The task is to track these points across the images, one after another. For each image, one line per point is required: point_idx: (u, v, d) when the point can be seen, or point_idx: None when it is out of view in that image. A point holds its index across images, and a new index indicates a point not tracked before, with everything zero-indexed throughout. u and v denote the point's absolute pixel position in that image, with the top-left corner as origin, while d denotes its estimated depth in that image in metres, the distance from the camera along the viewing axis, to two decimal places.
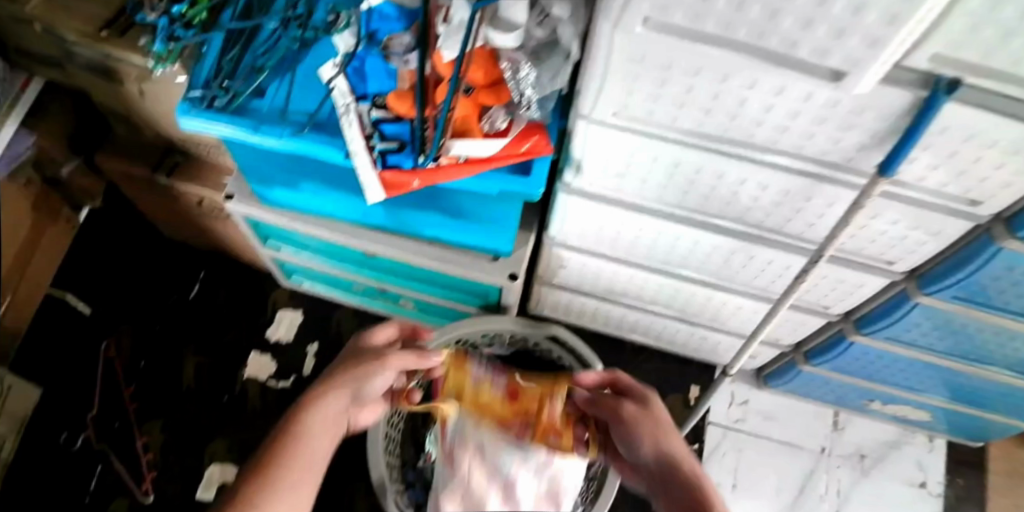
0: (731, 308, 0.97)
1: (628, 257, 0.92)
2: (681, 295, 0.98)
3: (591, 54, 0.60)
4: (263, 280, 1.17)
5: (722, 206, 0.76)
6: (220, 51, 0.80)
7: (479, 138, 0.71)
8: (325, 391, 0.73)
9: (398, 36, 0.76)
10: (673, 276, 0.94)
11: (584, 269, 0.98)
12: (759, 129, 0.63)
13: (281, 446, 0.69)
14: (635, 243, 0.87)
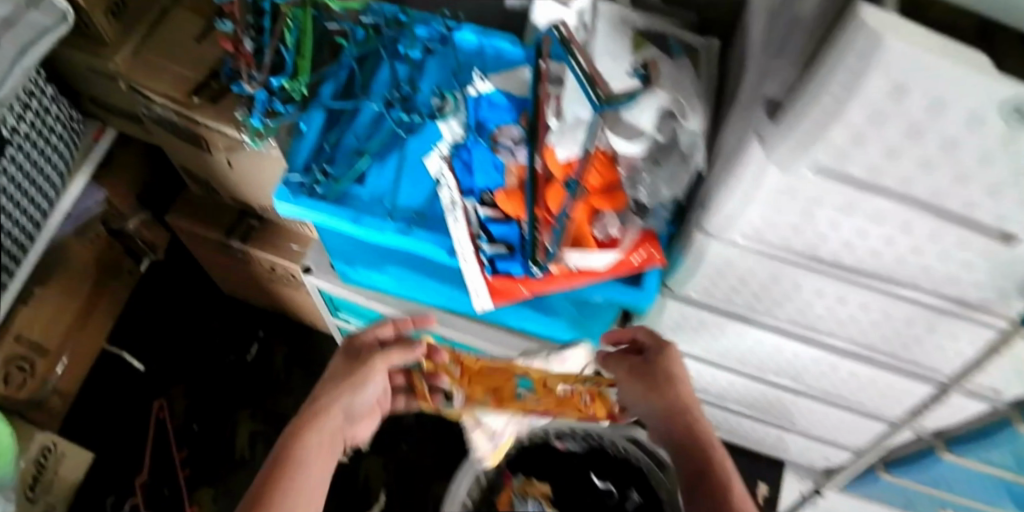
0: (817, 414, 0.93)
1: (719, 360, 0.88)
2: (765, 399, 0.94)
3: (735, 176, 0.58)
4: (322, 344, 1.15)
5: (835, 326, 0.73)
6: (320, 131, 0.77)
7: (592, 249, 0.69)
8: (312, 411, 0.61)
9: (506, 126, 0.75)
10: (763, 382, 0.90)
11: None
12: (900, 267, 0.60)
13: (267, 479, 0.55)
14: (730, 349, 0.84)
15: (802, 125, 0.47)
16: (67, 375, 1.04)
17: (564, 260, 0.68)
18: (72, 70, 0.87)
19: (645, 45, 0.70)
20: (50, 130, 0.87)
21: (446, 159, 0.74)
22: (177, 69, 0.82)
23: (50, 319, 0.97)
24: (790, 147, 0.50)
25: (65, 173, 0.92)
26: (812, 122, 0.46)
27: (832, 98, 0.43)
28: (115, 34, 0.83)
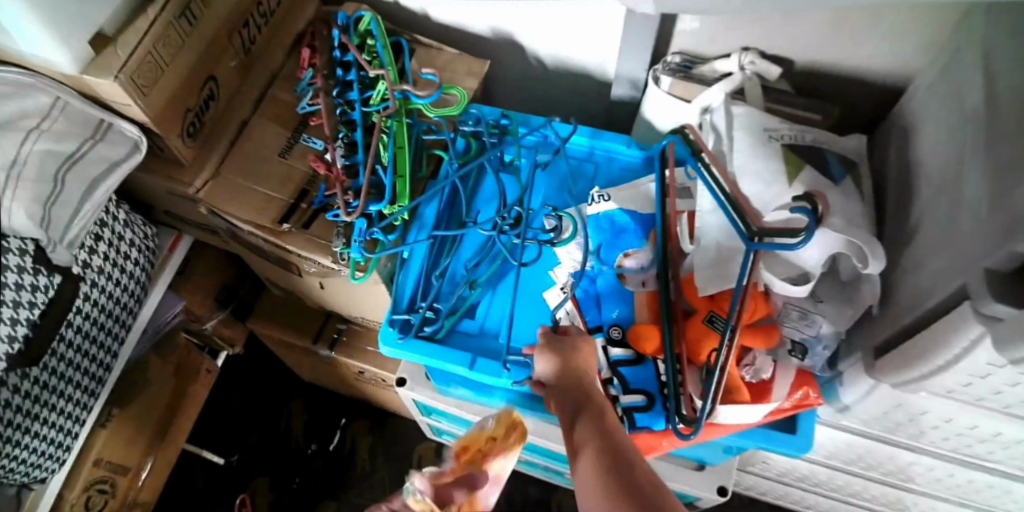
0: None
1: (857, 469, 0.81)
2: (906, 503, 0.85)
3: (946, 340, 0.51)
4: (406, 432, 1.10)
5: (1016, 462, 0.65)
6: (426, 262, 0.70)
7: (746, 400, 0.61)
8: None
9: (634, 251, 0.68)
10: (905, 490, 0.83)
11: (790, 468, 0.87)
12: None
13: None
14: (876, 463, 0.76)
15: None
16: (148, 485, 0.99)
17: (716, 416, 0.61)
18: (144, 186, 0.81)
19: (804, 168, 0.63)
20: (125, 256, 0.79)
21: (569, 291, 0.67)
22: (263, 189, 0.76)
23: (131, 436, 0.92)
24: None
25: (143, 292, 0.85)
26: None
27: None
28: (194, 154, 0.77)
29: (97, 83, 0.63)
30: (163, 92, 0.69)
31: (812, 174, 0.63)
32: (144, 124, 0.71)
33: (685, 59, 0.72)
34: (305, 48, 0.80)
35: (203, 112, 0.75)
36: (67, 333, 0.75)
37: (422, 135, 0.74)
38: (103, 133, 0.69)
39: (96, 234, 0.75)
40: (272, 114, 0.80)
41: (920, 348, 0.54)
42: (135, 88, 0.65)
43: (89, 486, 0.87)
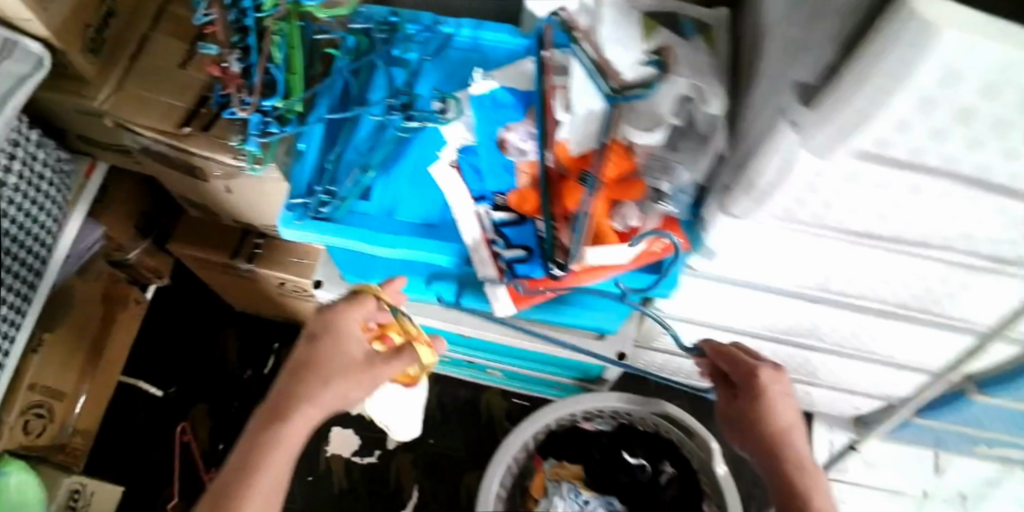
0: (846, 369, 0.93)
1: (744, 326, 0.90)
2: (793, 358, 0.94)
3: (767, 159, 0.56)
4: None
5: (865, 288, 0.73)
6: (320, 147, 0.74)
7: (611, 244, 0.68)
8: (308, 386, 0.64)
9: (514, 125, 0.72)
10: (791, 344, 0.90)
11: (688, 338, 0.95)
12: (936, 231, 0.59)
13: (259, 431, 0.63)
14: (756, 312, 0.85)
15: (841, 111, 0.45)
16: (88, 412, 1.02)
17: (585, 258, 0.67)
18: (53, 107, 0.83)
19: (657, 28, 0.69)
20: (40, 177, 0.82)
21: (454, 165, 0.72)
22: (164, 99, 0.79)
23: (66, 362, 0.95)
24: (828, 133, 0.48)
25: (61, 216, 0.88)
26: (851, 110, 0.44)
27: (877, 85, 0.41)
28: (96, 72, 0.79)
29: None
30: (61, 5, 0.72)
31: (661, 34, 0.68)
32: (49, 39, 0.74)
33: None
34: None
35: (103, 29, 0.79)
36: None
37: (313, 35, 0.76)
38: (10, 52, 0.71)
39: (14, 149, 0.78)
40: (167, 28, 0.83)
41: (753, 176, 0.59)
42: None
43: (25, 411, 0.89)
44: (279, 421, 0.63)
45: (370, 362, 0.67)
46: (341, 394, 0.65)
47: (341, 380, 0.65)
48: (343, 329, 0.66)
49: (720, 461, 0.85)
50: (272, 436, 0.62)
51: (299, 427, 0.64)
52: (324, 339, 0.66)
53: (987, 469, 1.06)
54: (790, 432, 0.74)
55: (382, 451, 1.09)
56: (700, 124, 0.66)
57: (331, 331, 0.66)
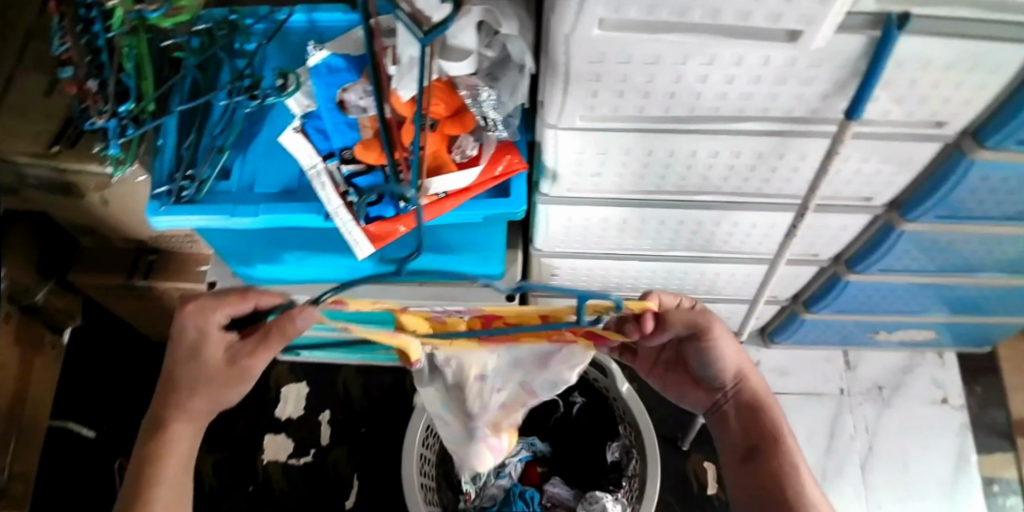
0: (726, 276, 0.99)
1: (615, 252, 0.94)
2: (676, 275, 0.99)
3: (552, 60, 0.60)
4: None
5: (700, 183, 0.78)
6: (176, 139, 0.78)
7: (453, 172, 0.73)
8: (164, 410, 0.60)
9: (351, 85, 0.75)
10: (665, 258, 0.95)
11: (576, 271, 1.00)
12: (724, 102, 0.64)
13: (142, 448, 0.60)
14: (621, 234, 0.89)
15: None
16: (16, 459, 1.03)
17: (430, 189, 0.72)
18: None
19: None
20: None
21: (299, 130, 0.76)
22: (32, 126, 0.83)
23: None
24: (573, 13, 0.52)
25: None
26: None
27: None
28: None
29: None
30: None
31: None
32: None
33: None
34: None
35: None
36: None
37: (161, 43, 0.81)
38: None
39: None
40: (27, 62, 0.88)
41: (548, 74, 0.62)
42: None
43: None
44: (157, 440, 0.60)
45: (233, 360, 0.58)
46: (206, 398, 0.60)
47: (204, 388, 0.60)
48: (188, 331, 0.58)
49: (622, 380, 0.91)
50: (157, 449, 0.59)
51: (178, 438, 0.61)
52: (179, 342, 0.59)
53: (899, 360, 1.18)
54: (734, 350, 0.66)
55: (317, 450, 1.13)
56: (514, 56, 0.70)
57: (177, 337, 0.59)
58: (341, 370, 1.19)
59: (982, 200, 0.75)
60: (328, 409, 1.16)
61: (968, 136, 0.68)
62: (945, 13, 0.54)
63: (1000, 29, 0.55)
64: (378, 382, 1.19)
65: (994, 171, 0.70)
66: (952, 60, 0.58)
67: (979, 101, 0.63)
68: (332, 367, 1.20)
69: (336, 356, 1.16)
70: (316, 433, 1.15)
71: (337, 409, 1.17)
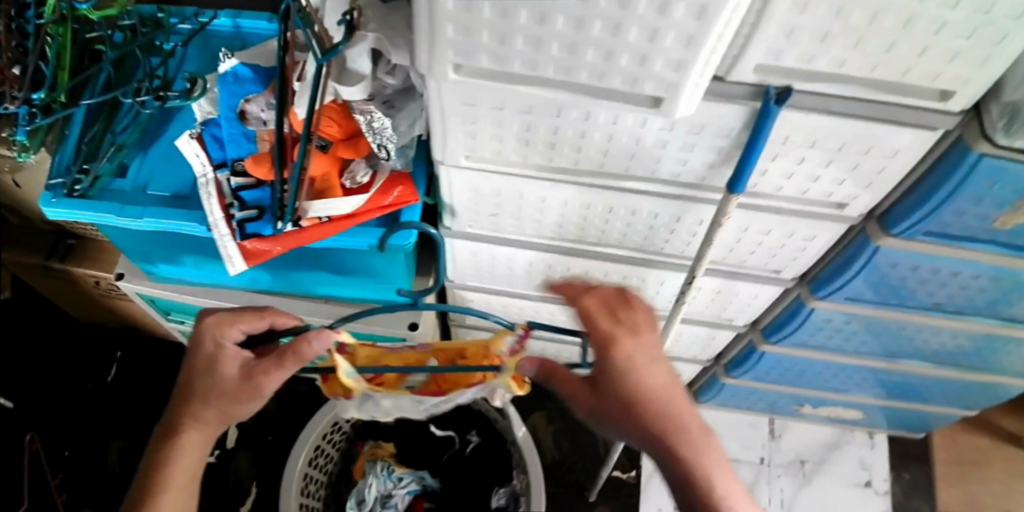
0: None
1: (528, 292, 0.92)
2: None
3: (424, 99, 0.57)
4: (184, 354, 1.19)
5: (600, 234, 0.75)
6: (82, 132, 0.77)
7: (338, 196, 0.71)
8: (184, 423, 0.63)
9: (254, 96, 0.74)
10: None
11: (491, 306, 0.98)
12: (608, 158, 0.61)
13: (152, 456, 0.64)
14: (530, 275, 0.87)
15: (417, 31, 0.47)
16: None
17: (309, 212, 0.70)
18: None
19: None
20: None
21: (194, 137, 0.74)
22: None
23: None
24: (426, 56, 0.49)
25: None
26: (420, 16, 0.45)
27: None
28: None
29: None
30: None
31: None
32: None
33: None
34: None
35: None
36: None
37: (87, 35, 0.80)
38: None
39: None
40: None
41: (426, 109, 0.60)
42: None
43: None
44: (168, 443, 0.63)
45: (246, 376, 0.62)
46: (217, 410, 0.63)
47: (215, 400, 0.62)
48: (205, 344, 0.62)
49: (519, 423, 0.90)
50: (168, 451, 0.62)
51: (188, 445, 0.63)
52: (196, 357, 0.63)
53: (828, 434, 1.14)
54: (672, 398, 0.54)
55: (221, 451, 1.13)
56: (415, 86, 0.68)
57: (197, 352, 0.63)
58: None
59: (891, 288, 0.71)
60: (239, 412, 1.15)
61: (874, 219, 0.64)
62: (830, 92, 0.50)
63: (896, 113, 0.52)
64: (295, 391, 1.19)
65: (900, 261, 0.66)
66: (844, 142, 0.55)
67: (877, 187, 0.59)
68: None
69: None
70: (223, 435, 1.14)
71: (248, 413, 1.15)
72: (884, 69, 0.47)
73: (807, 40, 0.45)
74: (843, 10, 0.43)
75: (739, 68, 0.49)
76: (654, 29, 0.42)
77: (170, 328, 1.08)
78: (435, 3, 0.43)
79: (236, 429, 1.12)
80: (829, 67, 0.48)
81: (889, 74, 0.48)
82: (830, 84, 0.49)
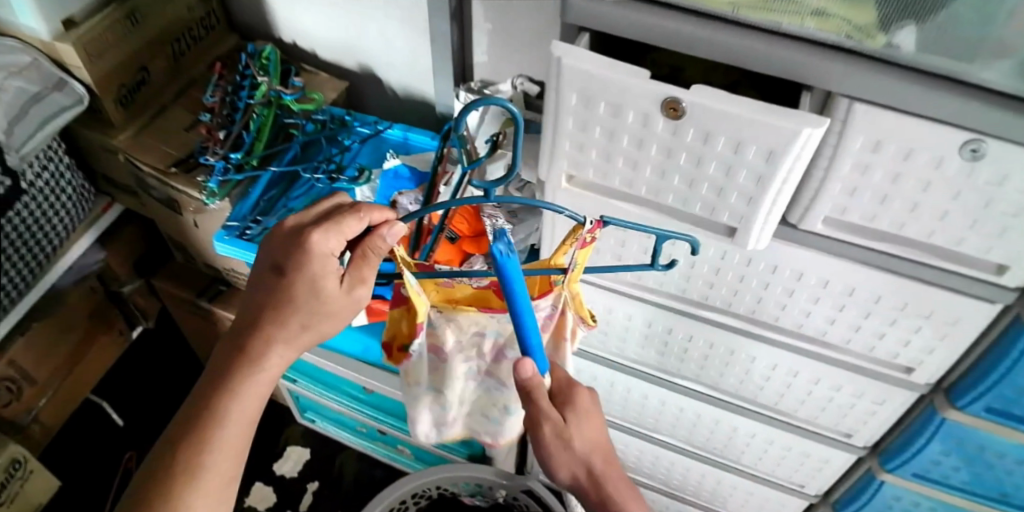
0: (712, 481, 0.96)
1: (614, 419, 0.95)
2: (661, 463, 0.98)
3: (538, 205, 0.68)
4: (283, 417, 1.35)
5: (678, 362, 0.80)
6: (262, 192, 0.99)
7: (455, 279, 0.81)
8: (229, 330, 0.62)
9: (406, 192, 0.91)
10: (654, 442, 0.95)
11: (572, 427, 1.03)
12: (689, 284, 0.69)
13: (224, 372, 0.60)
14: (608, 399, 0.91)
15: (546, 143, 0.60)
16: (48, 406, 1.21)
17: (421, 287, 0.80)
18: (86, 143, 1.09)
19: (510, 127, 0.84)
20: (61, 189, 1.07)
21: None
22: (161, 145, 1.03)
23: (43, 351, 1.16)
24: (548, 163, 0.62)
25: (64, 240, 1.12)
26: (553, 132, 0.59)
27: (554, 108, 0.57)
28: (123, 119, 1.04)
29: (62, 49, 0.93)
30: (107, 62, 0.98)
31: (495, 87, 0.98)
32: (90, 88, 0.99)
33: (483, 83, 1.01)
34: (219, 64, 1.09)
35: (136, 90, 1.05)
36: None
37: (285, 119, 1.05)
38: (60, 87, 0.96)
39: (48, 164, 1.03)
40: (186, 104, 1.10)
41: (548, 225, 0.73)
42: (84, 51, 0.94)
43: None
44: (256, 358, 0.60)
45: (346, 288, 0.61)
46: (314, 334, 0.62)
47: (320, 319, 0.61)
48: (321, 266, 0.58)
49: None
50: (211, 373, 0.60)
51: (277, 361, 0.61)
52: (296, 281, 0.58)
53: None
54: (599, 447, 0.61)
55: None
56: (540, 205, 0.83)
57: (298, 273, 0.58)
58: (343, 452, 1.31)
59: (961, 470, 0.70)
60: (316, 481, 1.27)
61: (941, 392, 0.65)
62: (891, 251, 0.57)
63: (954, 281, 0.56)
64: (370, 475, 1.27)
65: (964, 437, 0.66)
66: (906, 302, 0.59)
67: (941, 353, 0.62)
68: (337, 446, 1.32)
69: (342, 433, 1.26)
70: (297, 498, 1.25)
71: (325, 484, 1.27)
72: (939, 236, 0.53)
73: (868, 201, 0.54)
74: (899, 178, 0.51)
75: (811, 218, 0.56)
76: (729, 165, 0.53)
77: (281, 387, 1.20)
78: (560, 122, 0.57)
79: (311, 494, 1.25)
80: (891, 228, 0.55)
81: (944, 240, 0.54)
82: (891, 242, 0.56)
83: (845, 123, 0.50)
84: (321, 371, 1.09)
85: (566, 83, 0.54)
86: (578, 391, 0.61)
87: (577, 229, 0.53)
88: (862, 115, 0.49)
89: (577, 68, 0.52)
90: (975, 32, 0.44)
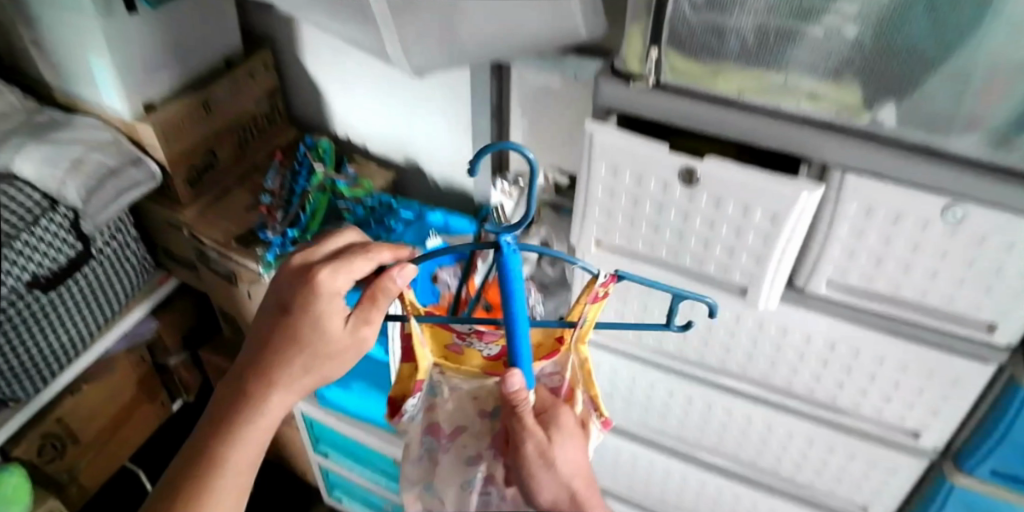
0: None
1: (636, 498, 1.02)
2: None
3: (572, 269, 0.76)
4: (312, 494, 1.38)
5: (698, 431, 0.84)
6: None
7: None
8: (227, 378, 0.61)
9: (446, 267, 0.99)
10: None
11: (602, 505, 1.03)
12: (709, 349, 0.73)
13: (223, 419, 0.58)
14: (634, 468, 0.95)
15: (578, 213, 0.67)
16: (87, 469, 1.25)
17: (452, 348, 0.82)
18: (153, 219, 1.21)
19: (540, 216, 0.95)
20: (127, 256, 1.17)
21: None
22: (223, 223, 1.14)
23: (88, 415, 1.20)
24: (577, 229, 0.69)
25: (123, 305, 1.21)
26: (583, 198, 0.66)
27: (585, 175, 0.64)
28: (189, 197, 1.17)
29: (142, 128, 1.07)
30: (181, 145, 1.12)
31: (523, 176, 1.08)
32: (163, 167, 1.11)
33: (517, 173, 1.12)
34: (279, 153, 1.23)
35: (203, 172, 1.18)
36: (33, 270, 0.98)
37: (338, 202, 1.14)
38: (136, 163, 1.07)
39: (114, 232, 1.13)
40: (248, 188, 1.23)
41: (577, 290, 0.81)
42: (163, 133, 1.08)
43: (43, 436, 1.13)
44: (259, 402, 0.58)
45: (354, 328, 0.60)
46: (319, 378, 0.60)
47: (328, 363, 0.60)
48: (330, 304, 0.58)
49: None
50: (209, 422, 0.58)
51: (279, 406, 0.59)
52: (302, 319, 0.58)
53: None
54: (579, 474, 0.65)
55: None
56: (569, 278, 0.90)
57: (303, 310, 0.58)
58: None
59: None
60: None
61: (950, 458, 0.67)
62: (888, 313, 0.61)
63: (949, 340, 0.60)
64: None
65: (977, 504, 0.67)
66: (909, 362, 0.63)
67: (947, 416, 0.64)
68: None
69: None
70: None
71: None
72: (932, 295, 0.58)
73: (865, 264, 0.59)
74: (891, 240, 0.56)
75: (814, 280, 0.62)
76: (738, 227, 0.59)
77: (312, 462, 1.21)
78: (591, 190, 0.65)
79: None
80: (889, 289, 0.59)
81: (939, 300, 0.58)
82: (892, 305, 0.60)
83: (840, 190, 0.56)
84: (356, 443, 1.10)
85: (597, 155, 0.62)
86: (559, 409, 0.64)
87: (590, 284, 0.54)
88: (853, 186, 0.55)
89: (606, 141, 0.60)
90: (943, 106, 0.52)
